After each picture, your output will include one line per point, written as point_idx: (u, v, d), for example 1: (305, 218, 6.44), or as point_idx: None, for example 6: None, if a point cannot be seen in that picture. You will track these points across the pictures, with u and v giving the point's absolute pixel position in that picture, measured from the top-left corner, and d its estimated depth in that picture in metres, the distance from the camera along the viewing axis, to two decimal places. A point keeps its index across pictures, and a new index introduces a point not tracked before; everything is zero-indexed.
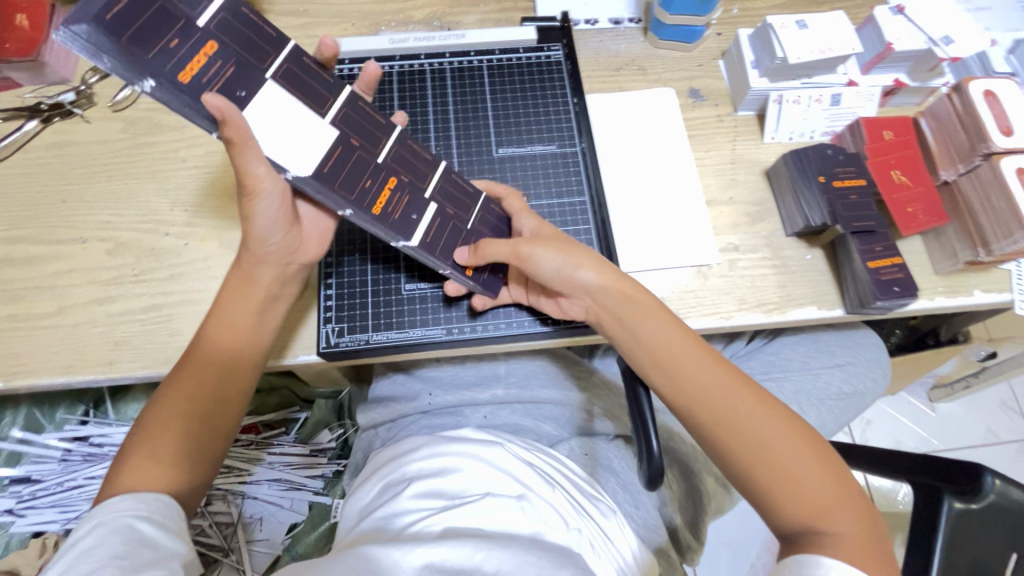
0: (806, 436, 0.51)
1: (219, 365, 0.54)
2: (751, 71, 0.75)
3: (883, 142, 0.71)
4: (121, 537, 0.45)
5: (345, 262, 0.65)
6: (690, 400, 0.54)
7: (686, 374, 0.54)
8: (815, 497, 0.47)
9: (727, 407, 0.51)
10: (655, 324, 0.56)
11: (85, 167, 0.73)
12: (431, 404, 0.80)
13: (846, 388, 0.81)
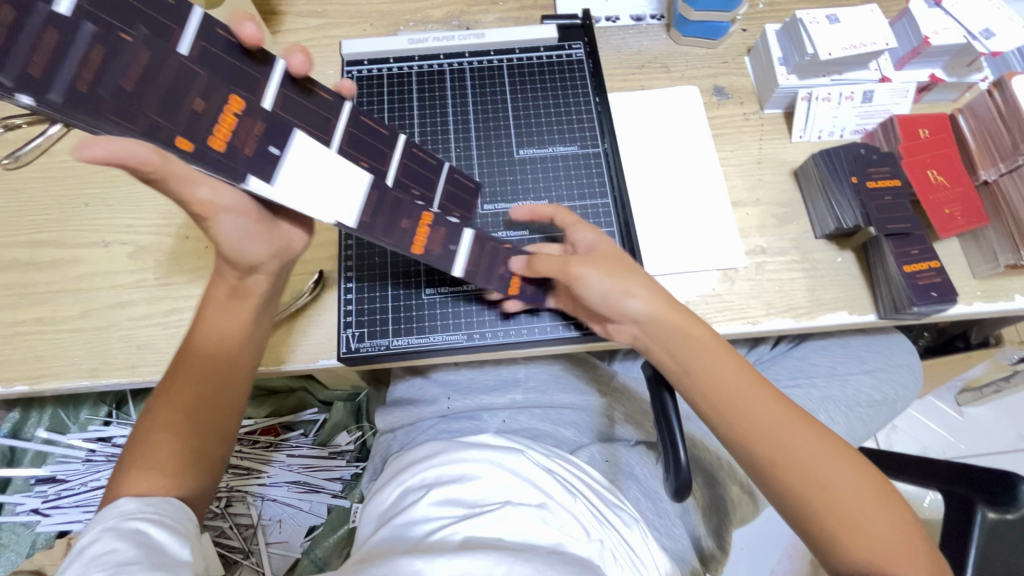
0: (869, 477, 0.49)
1: (217, 371, 0.52)
2: (778, 68, 0.73)
3: (918, 140, 0.68)
4: (129, 540, 0.42)
5: (364, 266, 0.64)
6: (750, 441, 0.51)
7: (744, 409, 0.51)
8: (883, 542, 0.46)
9: (792, 449, 0.49)
10: (708, 359, 0.54)
11: (107, 170, 0.74)
12: (449, 408, 0.79)
13: (876, 395, 0.79)
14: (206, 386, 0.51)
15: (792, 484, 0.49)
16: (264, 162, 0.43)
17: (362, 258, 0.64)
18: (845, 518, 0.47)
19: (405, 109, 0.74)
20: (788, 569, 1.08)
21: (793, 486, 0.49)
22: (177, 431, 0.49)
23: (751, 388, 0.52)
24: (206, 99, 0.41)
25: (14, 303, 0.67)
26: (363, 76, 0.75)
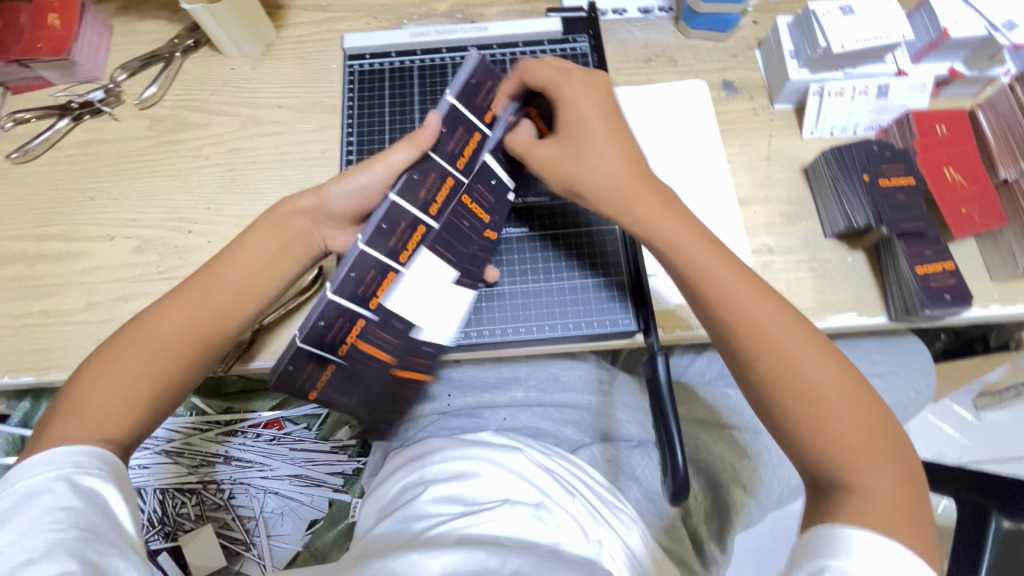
0: (848, 377, 0.46)
1: (175, 309, 0.49)
2: (790, 62, 0.71)
3: (934, 136, 0.66)
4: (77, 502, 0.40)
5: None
6: (729, 315, 0.48)
7: (725, 291, 0.48)
8: (852, 444, 0.43)
9: (760, 329, 0.47)
10: (692, 246, 0.50)
11: (112, 164, 0.74)
12: (449, 406, 0.79)
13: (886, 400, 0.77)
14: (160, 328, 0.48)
15: (763, 372, 0.46)
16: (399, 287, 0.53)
17: None
18: (816, 414, 0.44)
19: (407, 103, 0.73)
20: None
21: (764, 374, 0.46)
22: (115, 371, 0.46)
23: (741, 280, 0.49)
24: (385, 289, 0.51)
25: (21, 295, 0.68)
26: (365, 72, 0.75)
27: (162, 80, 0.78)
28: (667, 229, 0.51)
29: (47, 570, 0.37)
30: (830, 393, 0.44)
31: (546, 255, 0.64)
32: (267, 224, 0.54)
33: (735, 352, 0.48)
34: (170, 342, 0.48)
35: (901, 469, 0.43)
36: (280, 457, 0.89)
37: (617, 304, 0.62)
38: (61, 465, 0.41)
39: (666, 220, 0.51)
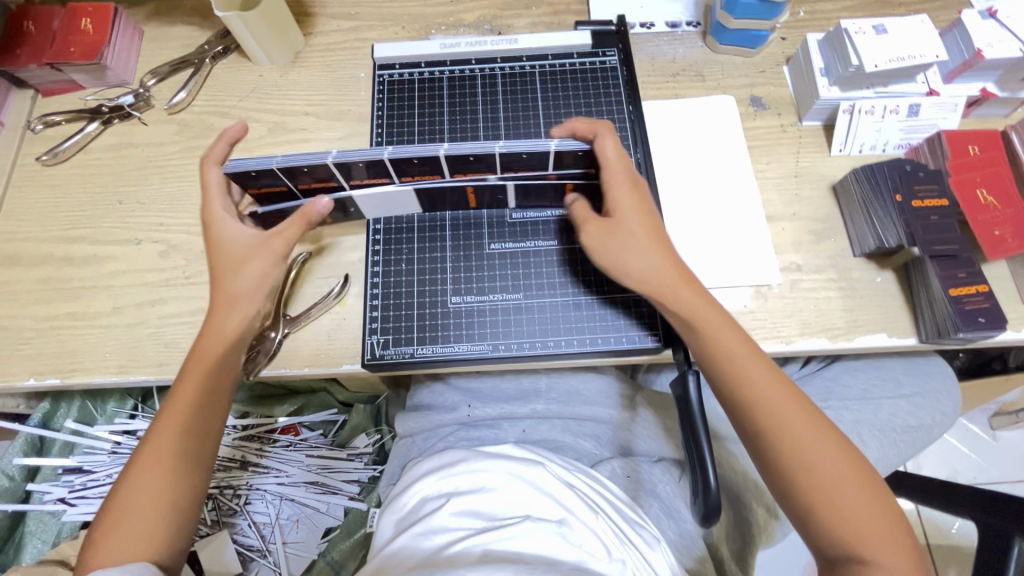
0: (857, 465, 0.49)
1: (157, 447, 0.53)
2: (820, 79, 0.71)
3: (967, 157, 0.65)
4: None
5: (392, 219, 0.65)
6: (746, 407, 0.51)
7: (746, 382, 0.51)
8: (858, 521, 0.47)
9: (776, 419, 0.50)
10: (718, 331, 0.53)
11: (140, 169, 0.75)
12: (469, 416, 0.78)
13: (912, 421, 0.76)
14: (156, 448, 0.53)
15: (779, 458, 0.50)
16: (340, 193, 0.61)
17: (391, 265, 0.63)
18: (829, 498, 0.48)
19: (436, 113, 0.73)
20: None
21: (780, 456, 0.50)
22: (147, 478, 0.52)
23: (755, 363, 0.52)
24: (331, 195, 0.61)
25: (48, 297, 0.69)
26: (393, 81, 0.75)
27: (191, 86, 0.78)
28: (701, 313, 0.53)
29: None
30: (838, 482, 0.48)
31: (575, 269, 0.63)
32: (222, 303, 0.56)
33: (755, 439, 0.51)
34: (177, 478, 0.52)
35: (906, 541, 0.47)
36: (297, 464, 0.89)
37: (646, 321, 0.61)
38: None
39: (692, 304, 0.54)
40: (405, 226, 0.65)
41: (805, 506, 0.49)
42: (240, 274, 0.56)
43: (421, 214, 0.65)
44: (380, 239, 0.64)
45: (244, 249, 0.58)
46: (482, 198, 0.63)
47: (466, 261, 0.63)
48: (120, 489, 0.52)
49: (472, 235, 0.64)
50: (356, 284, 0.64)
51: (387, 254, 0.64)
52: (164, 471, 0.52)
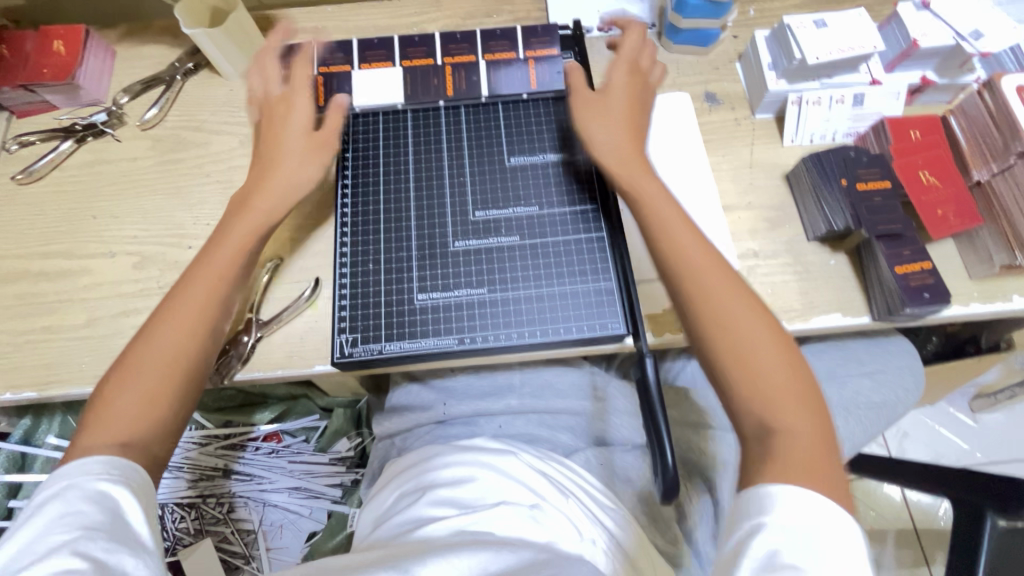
0: (782, 339, 0.49)
1: (155, 339, 0.52)
2: (768, 73, 0.73)
3: (909, 142, 0.68)
4: (96, 508, 0.44)
5: (361, 118, 0.72)
6: (681, 270, 0.52)
7: (681, 242, 0.53)
8: (777, 387, 0.46)
9: (701, 285, 0.50)
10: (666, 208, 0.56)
11: (114, 184, 0.76)
12: (445, 414, 0.79)
13: (876, 398, 0.78)
14: (166, 335, 0.53)
15: (701, 330, 0.50)
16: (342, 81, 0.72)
17: (359, 267, 0.65)
18: (746, 358, 0.47)
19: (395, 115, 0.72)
20: None
21: (703, 319, 0.50)
22: (146, 367, 0.51)
23: (695, 240, 0.53)
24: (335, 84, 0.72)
25: (25, 312, 0.70)
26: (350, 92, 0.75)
27: (163, 102, 0.80)
28: (650, 190, 0.57)
29: (65, 563, 0.41)
30: (764, 353, 0.47)
31: (537, 262, 0.65)
32: (257, 194, 0.61)
33: (681, 300, 0.52)
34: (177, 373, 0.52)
35: (817, 418, 0.46)
36: (280, 470, 0.90)
37: (607, 309, 0.63)
38: (84, 462, 0.47)
39: (648, 182, 0.57)
40: (371, 229, 0.66)
41: (725, 373, 0.48)
42: (282, 169, 0.62)
43: (386, 214, 0.67)
44: (346, 242, 0.66)
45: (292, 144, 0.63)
46: (457, 77, 0.72)
47: (431, 259, 0.65)
48: (114, 378, 0.51)
49: (436, 236, 0.66)
50: (326, 288, 0.67)
51: (354, 256, 0.65)
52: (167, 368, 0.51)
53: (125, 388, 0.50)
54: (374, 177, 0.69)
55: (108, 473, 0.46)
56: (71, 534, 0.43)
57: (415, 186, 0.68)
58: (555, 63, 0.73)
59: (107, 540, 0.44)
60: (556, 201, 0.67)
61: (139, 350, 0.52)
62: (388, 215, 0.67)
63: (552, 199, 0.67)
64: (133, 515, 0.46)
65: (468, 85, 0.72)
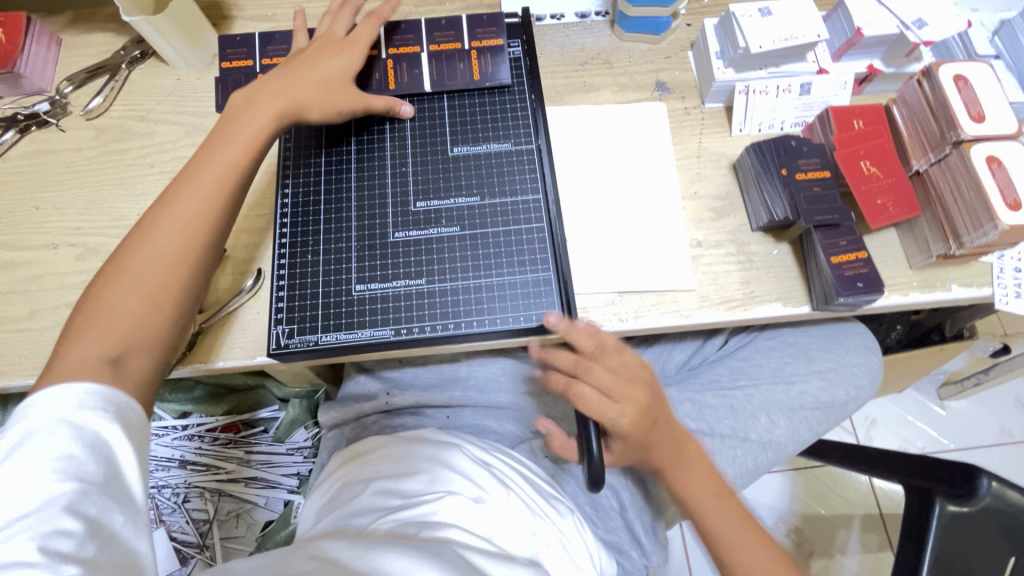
0: None
1: (150, 243, 0.53)
2: (715, 62, 0.73)
3: (851, 131, 0.67)
4: (87, 454, 0.43)
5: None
6: (718, 548, 0.59)
7: (727, 536, 0.58)
8: None
9: (732, 546, 0.58)
10: (704, 494, 0.60)
11: (58, 174, 0.76)
12: (389, 404, 0.79)
13: (824, 397, 0.76)
14: (165, 233, 0.53)
15: None
16: None
17: (297, 258, 0.65)
18: None
19: None
20: None
21: None
22: (135, 271, 0.52)
23: (747, 537, 0.58)
24: None
25: None
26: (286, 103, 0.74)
27: (107, 91, 0.79)
28: (674, 469, 0.61)
29: (53, 522, 0.40)
30: None
31: (476, 252, 0.65)
32: (260, 100, 0.61)
33: None
34: (171, 276, 0.53)
35: None
36: (234, 459, 0.92)
37: (544, 298, 0.63)
38: (74, 401, 0.45)
39: (685, 480, 0.61)
40: (310, 220, 0.66)
41: None
42: (302, 83, 0.62)
43: (326, 208, 0.67)
44: (285, 232, 0.66)
45: (323, 71, 0.64)
46: (399, 71, 0.71)
47: (370, 249, 0.65)
48: (103, 289, 0.51)
49: (376, 227, 0.66)
50: (268, 278, 0.67)
51: (293, 248, 0.65)
52: (165, 266, 0.52)
53: (120, 293, 0.51)
54: (315, 168, 0.68)
55: (105, 418, 0.45)
56: (64, 485, 0.41)
57: (355, 177, 0.68)
58: (501, 55, 0.72)
59: (101, 496, 0.43)
60: (496, 192, 0.67)
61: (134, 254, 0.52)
62: (328, 206, 0.67)
63: (493, 191, 0.67)
64: (128, 467, 0.45)
65: (410, 78, 0.71)
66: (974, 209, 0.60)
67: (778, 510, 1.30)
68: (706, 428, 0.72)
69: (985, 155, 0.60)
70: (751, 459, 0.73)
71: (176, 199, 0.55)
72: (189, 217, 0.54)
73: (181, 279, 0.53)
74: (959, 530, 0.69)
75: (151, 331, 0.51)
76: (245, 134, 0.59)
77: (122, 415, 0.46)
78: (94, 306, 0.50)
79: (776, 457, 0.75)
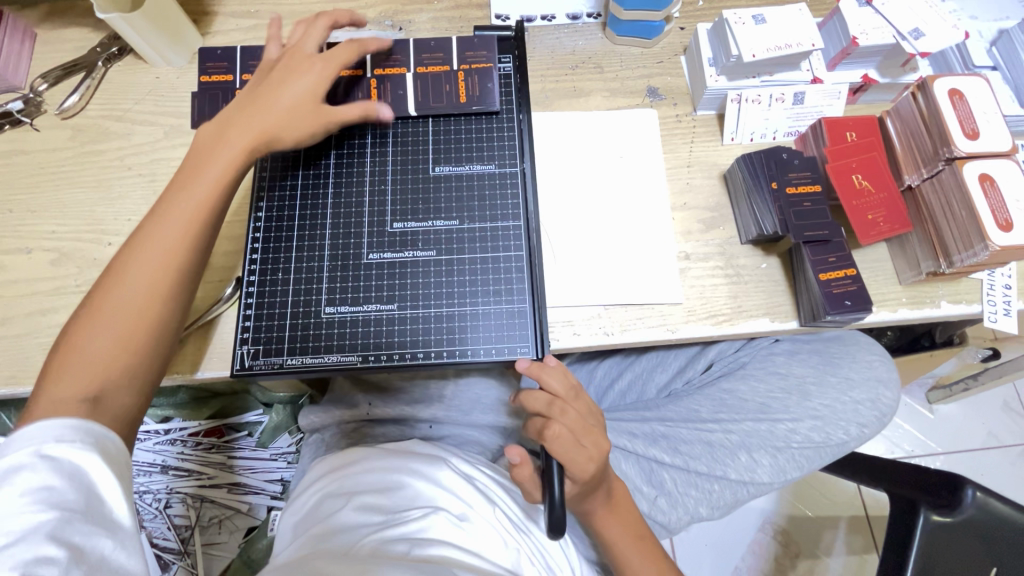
0: None
1: (124, 283, 0.51)
2: (708, 69, 0.71)
3: (844, 144, 0.66)
4: (65, 482, 0.42)
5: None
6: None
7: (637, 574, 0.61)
8: None
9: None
10: (623, 540, 0.62)
11: (33, 176, 0.74)
12: (370, 414, 0.78)
13: (818, 438, 0.73)
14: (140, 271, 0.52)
15: None
16: None
17: (268, 276, 0.63)
18: None
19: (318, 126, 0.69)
20: (750, 564, 1.26)
21: None
22: (110, 309, 0.50)
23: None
24: None
25: None
26: None
27: (83, 90, 0.77)
28: (598, 513, 0.61)
29: (31, 553, 0.39)
30: None
31: (451, 279, 0.64)
32: (234, 125, 0.59)
33: None
34: (147, 315, 0.52)
35: None
36: (218, 464, 0.93)
37: (517, 332, 0.62)
38: (50, 433, 0.44)
39: (610, 523, 0.62)
40: (283, 237, 0.65)
41: None
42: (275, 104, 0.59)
43: (301, 227, 0.65)
44: (257, 250, 0.64)
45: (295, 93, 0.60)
46: (382, 91, 0.69)
47: (343, 269, 0.64)
48: (77, 327, 0.50)
49: (351, 248, 0.65)
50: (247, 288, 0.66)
51: (264, 266, 0.64)
52: (142, 303, 0.51)
53: (97, 331, 0.50)
54: (292, 183, 0.67)
55: (83, 446, 0.44)
56: (45, 515, 0.40)
57: (331, 196, 0.66)
58: (492, 77, 0.70)
59: (84, 523, 0.41)
60: (476, 217, 0.66)
61: (111, 292, 0.51)
62: (302, 224, 0.65)
63: (473, 215, 0.66)
64: (111, 493, 0.44)
65: (394, 99, 0.69)
66: (965, 227, 0.59)
67: (765, 512, 1.31)
68: (681, 463, 0.70)
69: (979, 173, 0.59)
70: (729, 494, 0.71)
71: (152, 232, 0.54)
72: (164, 251, 0.53)
73: (156, 317, 0.52)
74: (943, 542, 0.69)
75: (128, 371, 0.50)
76: (223, 160, 0.57)
77: (100, 444, 0.45)
78: (68, 346, 0.49)
79: (756, 492, 0.73)
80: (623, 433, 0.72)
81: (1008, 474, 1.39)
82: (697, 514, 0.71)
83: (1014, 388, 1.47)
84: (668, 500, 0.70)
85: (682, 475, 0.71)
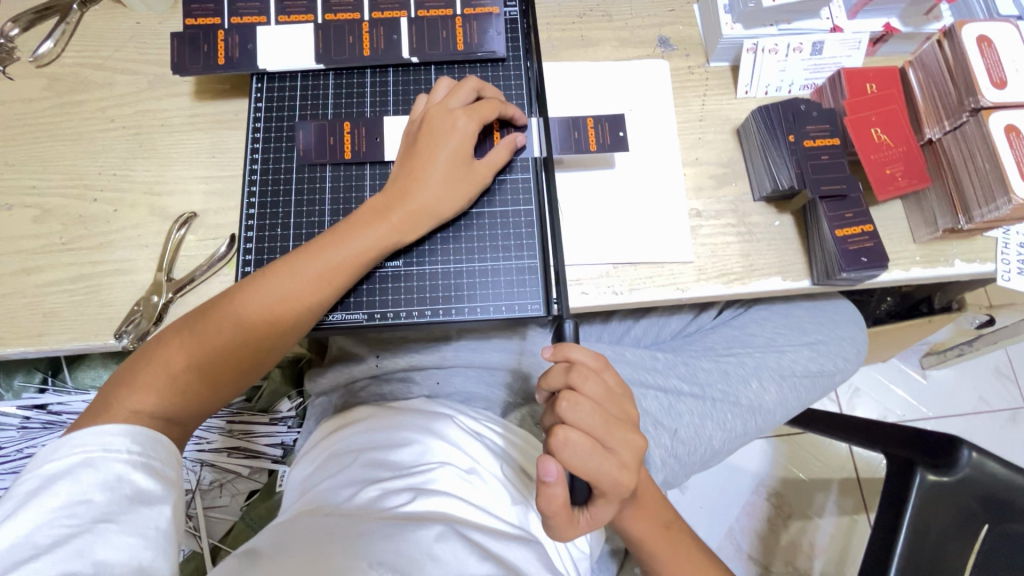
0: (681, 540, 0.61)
1: (236, 308, 0.51)
2: (723, 16, 0.68)
3: (864, 96, 0.63)
4: (99, 488, 0.41)
5: (275, 83, 0.66)
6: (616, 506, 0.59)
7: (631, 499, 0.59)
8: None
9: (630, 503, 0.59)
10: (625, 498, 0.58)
11: (9, 128, 0.69)
12: (379, 368, 0.74)
13: (813, 368, 0.74)
14: (254, 301, 0.52)
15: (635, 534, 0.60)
16: (248, 28, 0.65)
17: (265, 232, 0.62)
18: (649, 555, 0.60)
19: (317, 77, 0.66)
20: (743, 524, 1.29)
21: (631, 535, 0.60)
22: (209, 331, 0.51)
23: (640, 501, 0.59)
24: (243, 34, 0.65)
25: None
26: (257, 73, 0.66)
27: (58, 35, 0.72)
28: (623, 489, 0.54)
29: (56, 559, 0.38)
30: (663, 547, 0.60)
31: (456, 233, 0.62)
32: (435, 146, 0.57)
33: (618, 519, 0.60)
34: (236, 347, 0.51)
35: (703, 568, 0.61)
36: (217, 430, 0.92)
37: (528, 288, 0.61)
38: (102, 444, 0.43)
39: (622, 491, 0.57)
40: (281, 194, 0.63)
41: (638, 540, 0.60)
42: (423, 177, 0.56)
43: (299, 182, 0.64)
44: (254, 205, 0.63)
45: (430, 191, 0.56)
46: (375, 35, 0.65)
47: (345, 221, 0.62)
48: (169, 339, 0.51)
49: (353, 201, 0.63)
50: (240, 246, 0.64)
51: (263, 220, 0.62)
52: (242, 331, 0.51)
53: (186, 351, 0.50)
54: (290, 137, 0.65)
55: (130, 461, 0.44)
56: (79, 521, 0.40)
57: (396, 116, 0.65)
58: (493, 24, 0.66)
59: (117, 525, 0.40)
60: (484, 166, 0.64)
61: (203, 325, 0.51)
62: (301, 184, 0.64)
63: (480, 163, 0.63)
64: (156, 500, 0.43)
65: (387, 45, 0.65)
66: (987, 180, 0.57)
67: (759, 476, 1.33)
68: (697, 392, 0.70)
69: (1004, 124, 0.57)
70: (740, 425, 0.71)
71: (279, 272, 0.53)
72: (279, 288, 0.52)
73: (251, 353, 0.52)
74: (939, 501, 0.69)
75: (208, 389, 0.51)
76: (399, 203, 0.56)
77: (153, 455, 0.45)
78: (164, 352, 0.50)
79: (764, 423, 0.73)
80: (646, 356, 0.71)
81: (995, 436, 1.42)
82: (711, 445, 0.70)
83: (1006, 354, 1.49)
84: (686, 431, 0.68)
85: (698, 406, 0.70)
